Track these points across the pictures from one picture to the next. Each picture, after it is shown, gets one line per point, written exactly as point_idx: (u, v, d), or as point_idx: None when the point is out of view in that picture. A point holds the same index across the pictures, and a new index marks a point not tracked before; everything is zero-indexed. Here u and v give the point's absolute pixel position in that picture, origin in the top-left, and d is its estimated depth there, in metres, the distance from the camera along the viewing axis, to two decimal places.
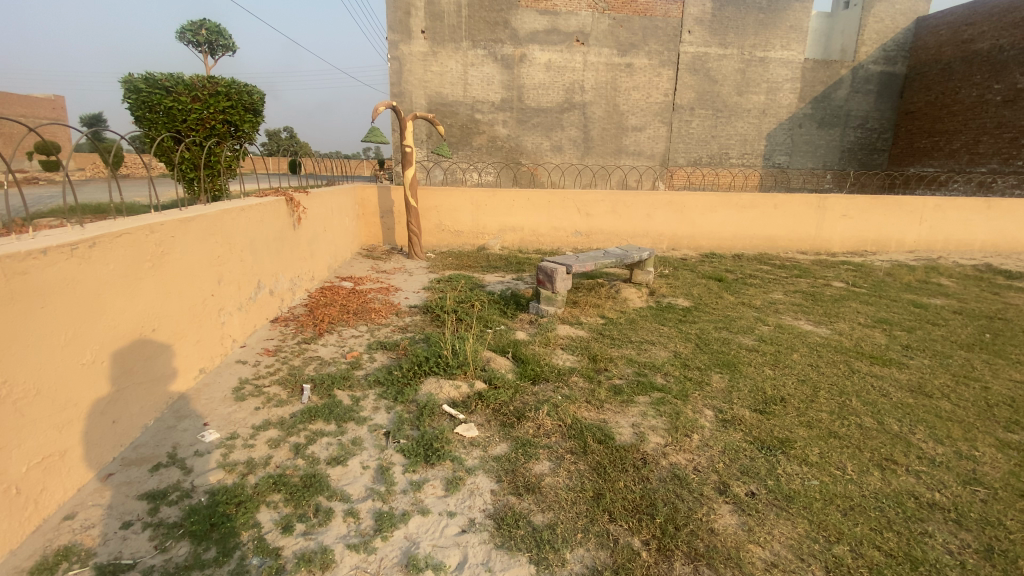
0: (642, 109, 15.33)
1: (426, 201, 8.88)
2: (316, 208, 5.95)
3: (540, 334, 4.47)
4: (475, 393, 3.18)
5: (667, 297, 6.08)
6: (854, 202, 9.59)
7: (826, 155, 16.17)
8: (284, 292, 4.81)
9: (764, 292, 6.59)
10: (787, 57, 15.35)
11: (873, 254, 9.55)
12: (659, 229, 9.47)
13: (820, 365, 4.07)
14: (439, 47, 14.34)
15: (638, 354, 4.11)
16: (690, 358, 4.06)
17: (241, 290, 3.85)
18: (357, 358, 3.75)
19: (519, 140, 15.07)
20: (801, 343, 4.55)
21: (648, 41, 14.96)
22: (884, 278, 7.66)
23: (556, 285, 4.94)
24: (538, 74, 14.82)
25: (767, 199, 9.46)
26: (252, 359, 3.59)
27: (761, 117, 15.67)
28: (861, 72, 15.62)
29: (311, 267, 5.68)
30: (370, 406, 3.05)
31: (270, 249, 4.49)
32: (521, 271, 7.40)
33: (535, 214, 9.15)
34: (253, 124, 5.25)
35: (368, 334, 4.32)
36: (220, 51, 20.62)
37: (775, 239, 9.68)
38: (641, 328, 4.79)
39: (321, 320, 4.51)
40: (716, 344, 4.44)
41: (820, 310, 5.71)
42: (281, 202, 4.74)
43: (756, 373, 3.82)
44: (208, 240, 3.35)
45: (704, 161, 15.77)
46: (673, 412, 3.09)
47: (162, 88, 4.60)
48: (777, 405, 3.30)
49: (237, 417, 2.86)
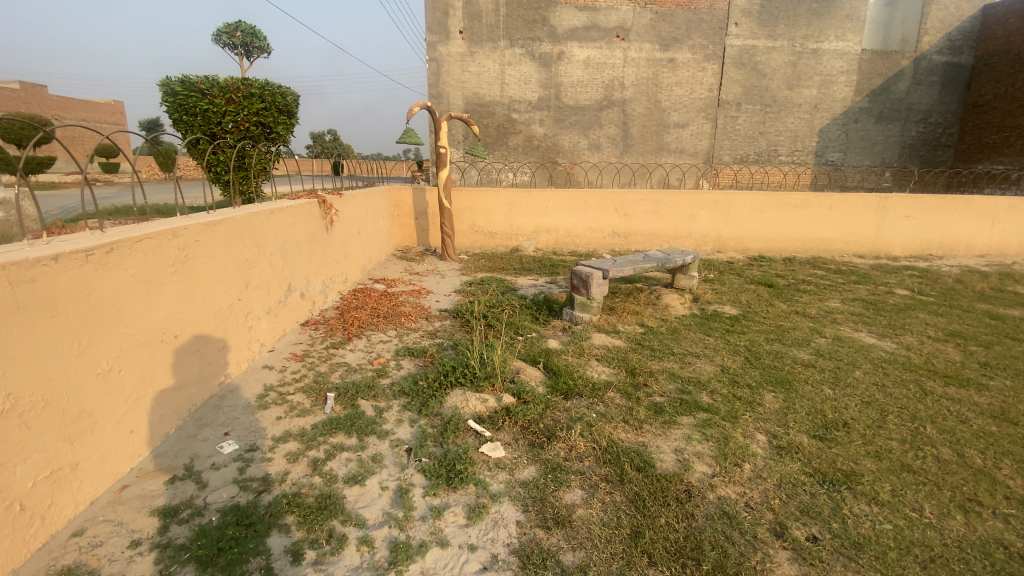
0: (685, 105, 14.78)
1: (460, 202, 8.76)
2: (351, 209, 5.93)
3: (574, 343, 4.24)
4: (503, 408, 2.98)
5: (712, 304, 5.71)
6: (918, 201, 8.85)
7: (885, 151, 15.12)
8: (317, 295, 4.77)
9: (820, 300, 6.11)
10: (843, 48, 14.44)
11: (940, 259, 8.78)
12: (702, 230, 9.02)
13: (886, 384, 3.66)
14: (477, 47, 14.26)
15: (681, 368, 3.82)
16: (739, 374, 3.73)
17: (271, 294, 3.82)
18: (384, 365, 3.62)
19: (557, 139, 14.80)
20: (863, 360, 4.12)
21: (691, 35, 14.40)
22: (953, 285, 7.00)
23: (591, 291, 4.69)
24: (577, 72, 14.52)
25: (820, 199, 8.87)
26: (279, 365, 3.53)
27: (813, 112, 14.78)
28: (923, 63, 14.58)
29: (344, 269, 5.64)
30: (394, 418, 2.90)
31: (302, 252, 4.45)
32: (555, 274, 7.16)
33: (572, 215, 8.89)
34: (286, 125, 5.27)
35: (396, 339, 4.20)
36: (254, 53, 21.30)
37: (829, 241, 9.06)
38: (684, 339, 4.48)
39: (351, 324, 4.43)
40: (768, 358, 4.09)
41: (883, 322, 5.21)
42: (313, 204, 4.70)
43: (814, 393, 3.46)
44: (236, 243, 3.31)
45: (751, 158, 15.06)
46: (722, 438, 2.81)
47: (198, 91, 4.63)
48: (839, 431, 2.95)
49: (258, 427, 2.78)
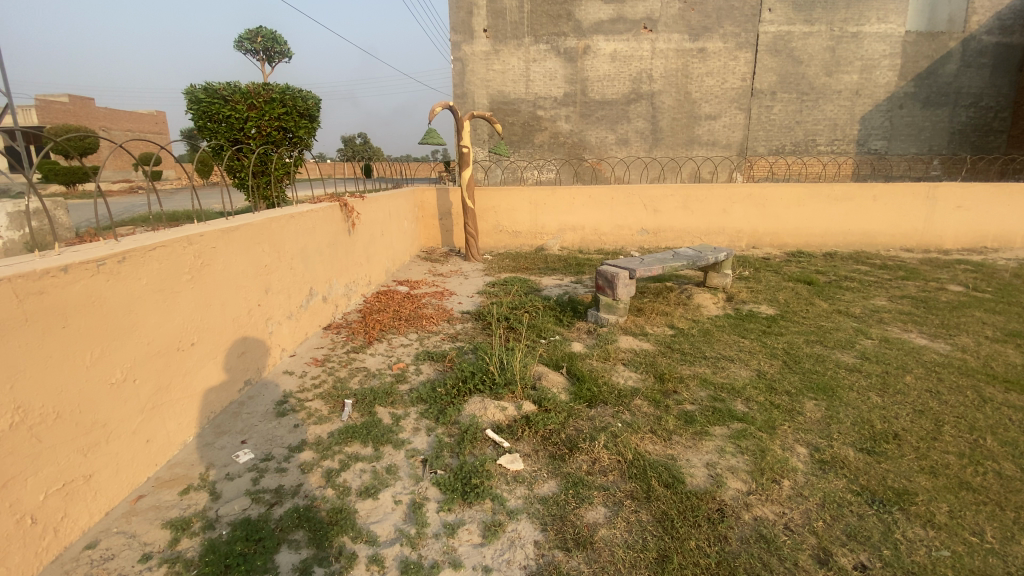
0: (716, 95, 14.29)
1: (484, 201, 8.68)
2: (374, 212, 5.92)
3: (600, 347, 4.08)
4: (523, 417, 2.86)
5: (747, 303, 5.44)
6: (971, 190, 8.27)
7: (933, 138, 14.24)
8: (340, 298, 4.77)
9: (864, 298, 5.74)
10: (885, 30, 13.68)
11: (995, 252, 8.18)
12: (736, 225, 8.66)
13: (940, 390, 3.35)
14: (502, 45, 14.15)
15: (714, 373, 3.62)
16: (777, 381, 3.50)
17: (292, 299, 3.81)
18: (404, 369, 3.55)
19: (583, 135, 14.55)
20: (915, 364, 3.80)
21: (722, 23, 13.92)
22: (1012, 280, 6.48)
23: (617, 291, 4.52)
24: (603, 66, 14.23)
25: (862, 190, 8.39)
26: (299, 370, 3.50)
27: (854, 99, 14.05)
28: (972, 44, 13.71)
29: (368, 272, 5.63)
30: (411, 426, 2.81)
31: (323, 256, 4.44)
32: (581, 273, 6.99)
33: (598, 212, 8.69)
34: (309, 129, 5.27)
35: (417, 343, 4.13)
36: (275, 58, 21.75)
37: (872, 235, 8.57)
38: (717, 341, 4.27)
39: (373, 327, 4.40)
40: (808, 362, 3.83)
41: (935, 322, 4.84)
42: (335, 207, 4.68)
43: (860, 402, 3.19)
44: (255, 250, 3.30)
45: (788, 149, 14.43)
46: (758, 451, 2.61)
47: (221, 98, 4.70)
48: (888, 443, 2.70)
49: (274, 435, 2.74)
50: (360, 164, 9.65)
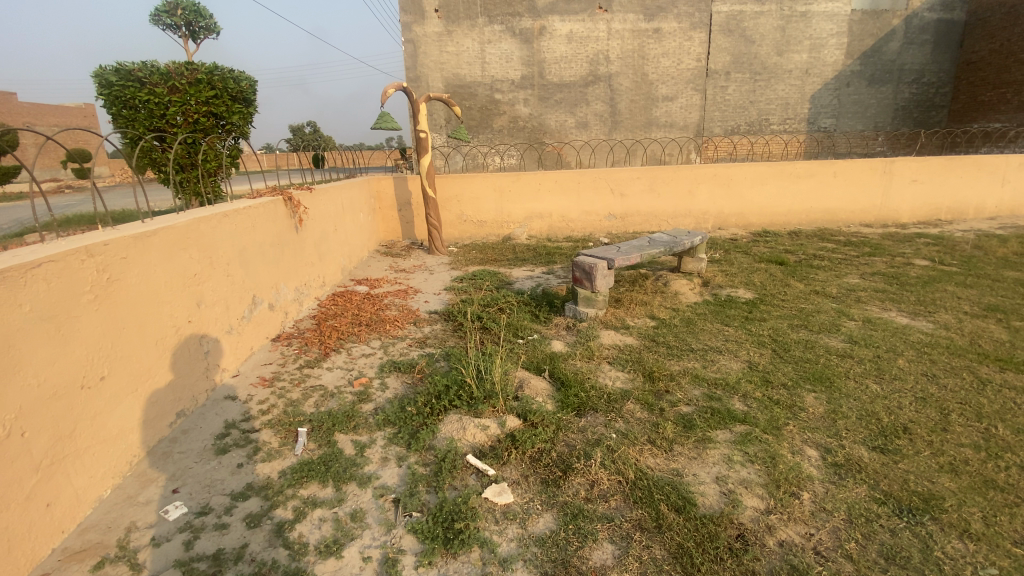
0: (673, 76, 14.19)
1: (446, 190, 8.21)
2: (324, 205, 5.39)
3: (581, 345, 3.78)
4: (507, 435, 2.51)
5: (724, 288, 5.26)
6: (925, 163, 8.42)
7: (879, 115, 14.64)
8: (290, 303, 4.27)
9: (837, 276, 5.68)
10: (832, 9, 13.86)
11: (949, 224, 8.39)
12: (702, 207, 8.56)
13: (937, 374, 3.23)
14: (454, 26, 13.53)
15: (705, 368, 3.38)
16: (771, 372, 3.30)
17: (232, 310, 3.32)
18: (367, 386, 3.14)
19: (543, 119, 14.20)
20: (904, 345, 3.70)
21: (676, 3, 13.74)
22: (972, 252, 6.60)
23: (596, 283, 4.23)
24: (560, 47, 13.84)
25: (824, 166, 8.42)
26: (244, 394, 3.04)
27: (805, 78, 14.25)
28: (915, 21, 14.10)
29: (321, 272, 5.13)
30: (378, 456, 2.42)
31: (267, 258, 3.92)
32: (552, 263, 6.68)
33: (565, 198, 8.39)
34: (244, 115, 4.69)
35: (381, 352, 3.71)
36: (199, 33, 20.13)
37: (834, 212, 8.65)
38: (701, 331, 4.04)
39: (329, 336, 3.94)
40: (798, 350, 3.65)
41: (912, 299, 4.80)
42: (277, 203, 4.15)
43: (860, 391, 3.02)
44: (180, 256, 2.78)
45: (742, 129, 14.52)
46: (768, 458, 2.37)
47: (136, 80, 4.06)
48: (901, 438, 2.53)
49: (213, 480, 2.30)
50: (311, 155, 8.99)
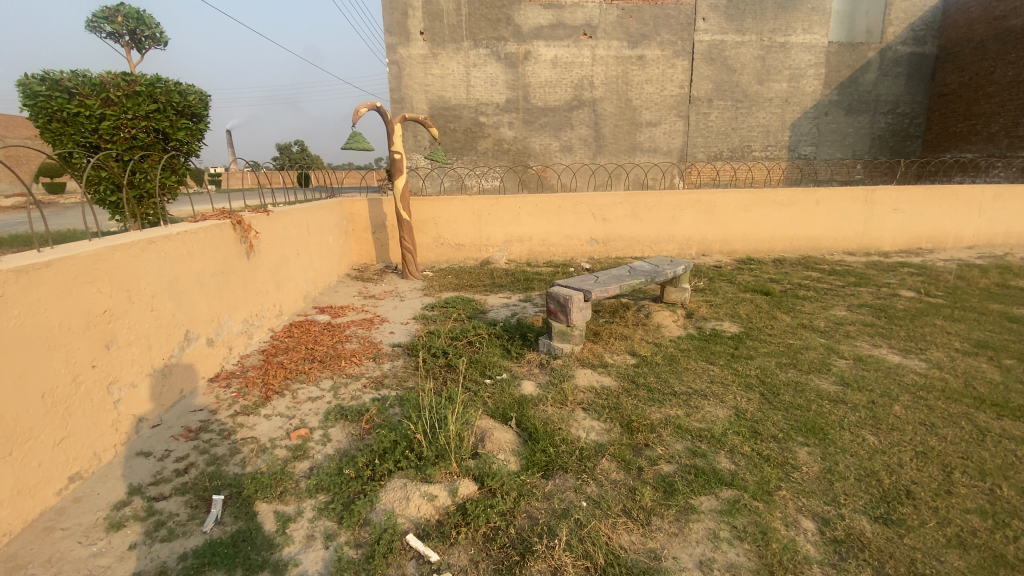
0: (656, 102, 14.23)
1: (422, 212, 7.90)
2: (284, 229, 5.03)
3: (554, 387, 3.44)
4: (459, 507, 2.15)
5: (709, 321, 4.99)
6: (906, 192, 8.38)
7: (857, 143, 14.85)
8: (235, 337, 3.91)
9: (824, 308, 5.46)
10: (810, 41, 14.10)
11: (930, 254, 8.32)
12: (685, 233, 8.37)
13: (935, 423, 2.94)
14: (439, 48, 13.45)
15: (688, 417, 3.05)
16: (759, 422, 2.98)
17: (155, 349, 2.97)
18: (305, 439, 2.77)
19: (527, 142, 14.11)
20: (899, 389, 3.42)
21: (659, 31, 13.87)
22: (956, 283, 6.47)
23: (571, 317, 3.93)
24: (544, 72, 13.83)
25: (806, 194, 8.32)
26: (161, 450, 2.67)
27: (785, 106, 14.42)
28: (889, 54, 14.33)
29: (277, 301, 4.75)
30: (303, 535, 2.04)
31: (206, 289, 3.58)
32: (530, 290, 6.39)
33: (545, 222, 8.15)
34: (191, 131, 4.40)
35: (330, 395, 3.34)
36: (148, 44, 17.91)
37: (817, 240, 8.53)
38: (684, 371, 3.74)
39: (276, 376, 3.57)
40: (788, 394, 3.35)
41: (902, 334, 4.57)
42: (223, 228, 3.82)
43: (856, 445, 2.71)
44: (84, 290, 2.44)
45: (725, 155, 14.60)
46: (759, 534, 2.05)
47: (65, 90, 3.84)
48: (904, 503, 2.23)
49: (93, 567, 1.91)
50: (301, 174, 8.85)
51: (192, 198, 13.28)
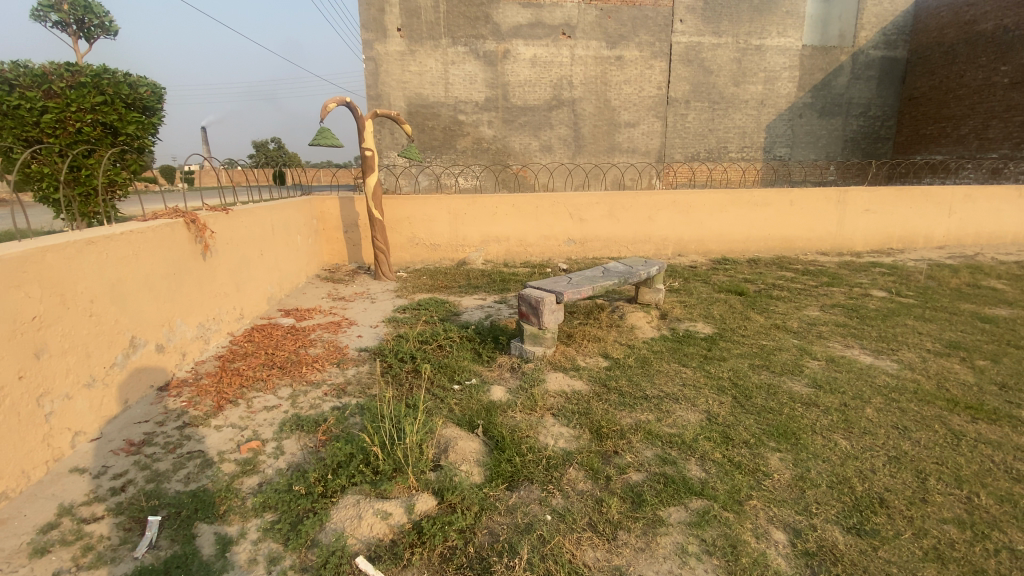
0: (635, 103, 14.25)
1: (396, 211, 7.71)
2: (246, 228, 4.82)
3: (524, 392, 3.32)
4: (414, 526, 2.04)
5: (683, 321, 4.94)
6: (877, 193, 8.51)
7: (830, 145, 15.12)
8: (189, 342, 3.71)
9: (798, 309, 5.46)
10: (784, 44, 14.30)
11: (901, 253, 8.48)
12: (662, 233, 8.36)
13: (908, 427, 2.93)
14: (417, 45, 13.25)
15: (660, 422, 2.97)
16: (731, 427, 2.91)
17: (95, 357, 2.79)
18: (256, 453, 2.62)
19: (506, 141, 13.99)
20: (871, 391, 3.41)
21: (638, 32, 13.89)
22: (927, 283, 6.58)
23: (542, 319, 3.82)
24: (524, 71, 13.73)
25: (781, 195, 8.38)
26: (99, 466, 2.51)
27: (760, 108, 14.59)
28: (861, 58, 14.61)
29: (238, 304, 4.55)
30: (244, 560, 1.91)
31: (158, 291, 3.39)
32: (506, 291, 6.28)
33: (523, 222, 8.04)
34: (143, 125, 4.21)
35: (287, 404, 3.18)
36: (95, 32, 15.07)
37: (791, 240, 8.60)
38: (657, 373, 3.66)
39: (231, 385, 3.40)
40: (760, 398, 3.30)
41: (874, 335, 4.58)
42: (175, 228, 3.63)
43: (828, 450, 2.68)
44: (8, 295, 2.26)
45: (702, 156, 14.70)
46: (728, 548, 1.98)
47: (4, 82, 3.62)
48: (878, 513, 2.18)
49: None
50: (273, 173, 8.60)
51: (142, 199, 12.83)
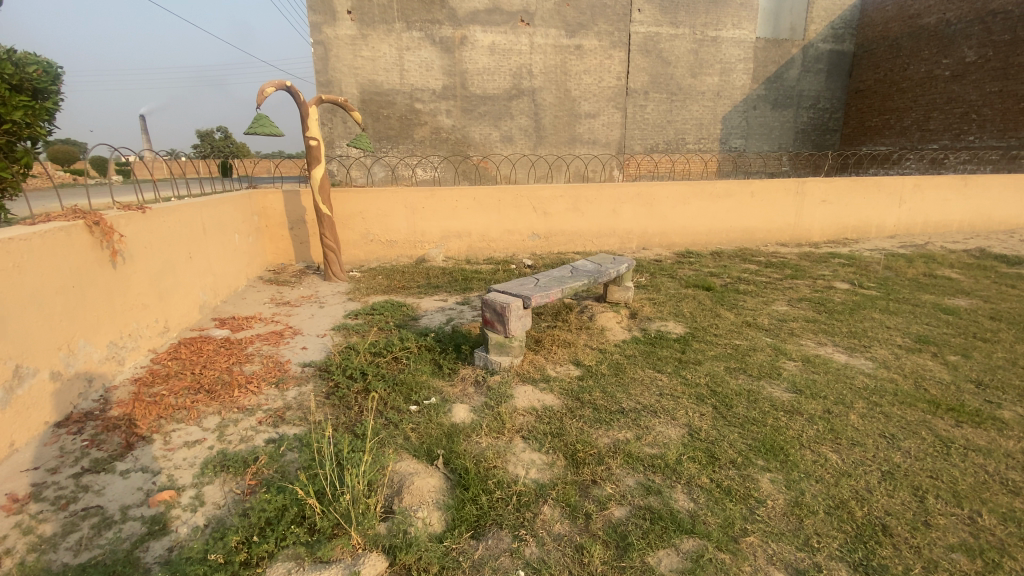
0: (595, 93, 14.04)
1: (347, 206, 7.16)
2: (168, 229, 4.24)
3: (489, 412, 2.99)
4: None
5: (653, 321, 4.70)
6: (834, 185, 8.61)
7: (783, 137, 15.43)
8: (97, 365, 3.16)
9: (767, 304, 5.36)
10: (739, 36, 14.39)
11: (856, 243, 8.63)
12: (626, 226, 8.18)
13: (895, 435, 2.81)
14: (369, 29, 12.53)
15: (638, 440, 2.70)
16: (715, 443, 2.67)
17: None
18: (169, 508, 2.19)
19: (466, 131, 13.51)
20: (852, 395, 3.28)
21: (596, 21, 13.65)
22: (886, 274, 6.66)
23: (509, 326, 3.48)
24: (482, 59, 13.25)
25: (742, 187, 8.34)
26: None
27: (716, 100, 14.69)
28: (811, 50, 14.89)
29: (160, 315, 3.99)
30: None
31: (52, 308, 2.84)
32: (468, 290, 5.91)
33: (483, 216, 7.67)
34: (34, 110, 3.51)
35: (214, 439, 2.74)
36: None
37: (752, 232, 8.60)
38: (632, 382, 3.39)
39: (145, 416, 2.90)
40: (742, 406, 3.08)
41: (845, 330, 4.51)
42: (73, 232, 3.07)
43: (820, 467, 2.49)
44: None
45: (661, 147, 14.69)
46: None
47: None
48: (883, 544, 2.02)
49: None
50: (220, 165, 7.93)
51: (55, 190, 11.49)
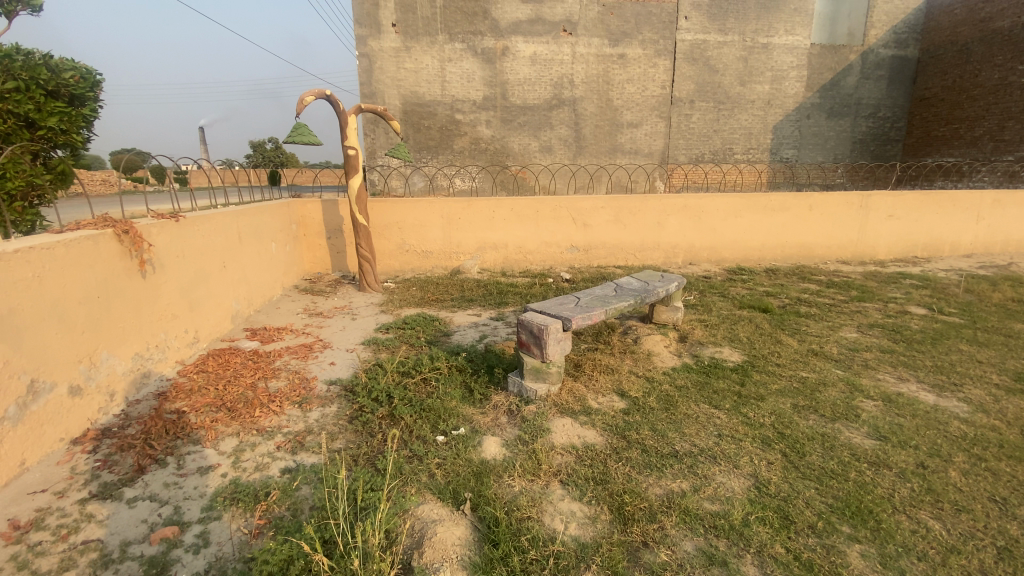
0: (638, 103, 13.64)
1: (384, 216, 7.06)
2: (203, 237, 4.17)
3: (523, 448, 2.68)
4: None
5: (706, 346, 4.28)
6: (903, 198, 7.89)
7: (838, 147, 14.52)
8: (120, 379, 3.06)
9: (832, 329, 4.84)
10: (791, 42, 13.70)
11: (928, 263, 7.86)
12: (671, 240, 7.73)
13: (1013, 501, 2.33)
14: (412, 42, 12.62)
15: (697, 493, 2.33)
16: (789, 501, 2.27)
17: None
18: (171, 547, 1.99)
19: (505, 141, 13.35)
20: (949, 445, 2.79)
21: (641, 29, 13.28)
22: (968, 298, 5.96)
23: (546, 350, 3.18)
24: (523, 69, 13.10)
25: (799, 200, 7.76)
26: None
27: (766, 109, 14.00)
28: (871, 57, 14.02)
29: (190, 325, 3.91)
30: None
31: (74, 319, 2.75)
32: (503, 305, 5.64)
33: (521, 227, 7.41)
34: (69, 116, 3.49)
35: (229, 466, 2.55)
36: None
37: (810, 248, 7.99)
38: (684, 419, 3.01)
39: (162, 434, 2.76)
40: (817, 454, 2.65)
41: (930, 364, 3.96)
42: (100, 240, 2.98)
43: (921, 541, 2.06)
44: None
45: (707, 158, 14.11)
46: None
47: None
48: None
49: None
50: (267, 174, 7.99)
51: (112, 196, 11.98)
